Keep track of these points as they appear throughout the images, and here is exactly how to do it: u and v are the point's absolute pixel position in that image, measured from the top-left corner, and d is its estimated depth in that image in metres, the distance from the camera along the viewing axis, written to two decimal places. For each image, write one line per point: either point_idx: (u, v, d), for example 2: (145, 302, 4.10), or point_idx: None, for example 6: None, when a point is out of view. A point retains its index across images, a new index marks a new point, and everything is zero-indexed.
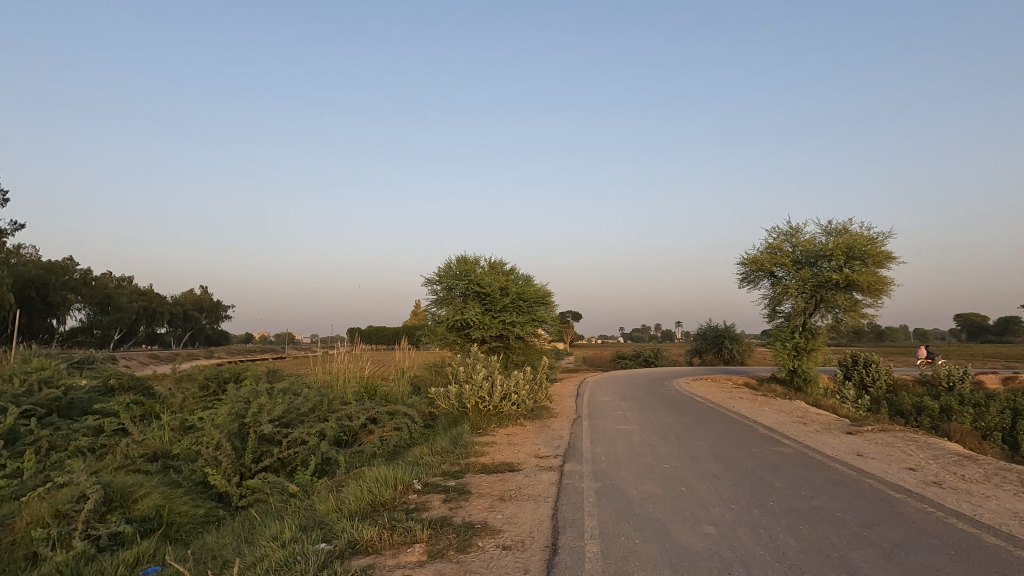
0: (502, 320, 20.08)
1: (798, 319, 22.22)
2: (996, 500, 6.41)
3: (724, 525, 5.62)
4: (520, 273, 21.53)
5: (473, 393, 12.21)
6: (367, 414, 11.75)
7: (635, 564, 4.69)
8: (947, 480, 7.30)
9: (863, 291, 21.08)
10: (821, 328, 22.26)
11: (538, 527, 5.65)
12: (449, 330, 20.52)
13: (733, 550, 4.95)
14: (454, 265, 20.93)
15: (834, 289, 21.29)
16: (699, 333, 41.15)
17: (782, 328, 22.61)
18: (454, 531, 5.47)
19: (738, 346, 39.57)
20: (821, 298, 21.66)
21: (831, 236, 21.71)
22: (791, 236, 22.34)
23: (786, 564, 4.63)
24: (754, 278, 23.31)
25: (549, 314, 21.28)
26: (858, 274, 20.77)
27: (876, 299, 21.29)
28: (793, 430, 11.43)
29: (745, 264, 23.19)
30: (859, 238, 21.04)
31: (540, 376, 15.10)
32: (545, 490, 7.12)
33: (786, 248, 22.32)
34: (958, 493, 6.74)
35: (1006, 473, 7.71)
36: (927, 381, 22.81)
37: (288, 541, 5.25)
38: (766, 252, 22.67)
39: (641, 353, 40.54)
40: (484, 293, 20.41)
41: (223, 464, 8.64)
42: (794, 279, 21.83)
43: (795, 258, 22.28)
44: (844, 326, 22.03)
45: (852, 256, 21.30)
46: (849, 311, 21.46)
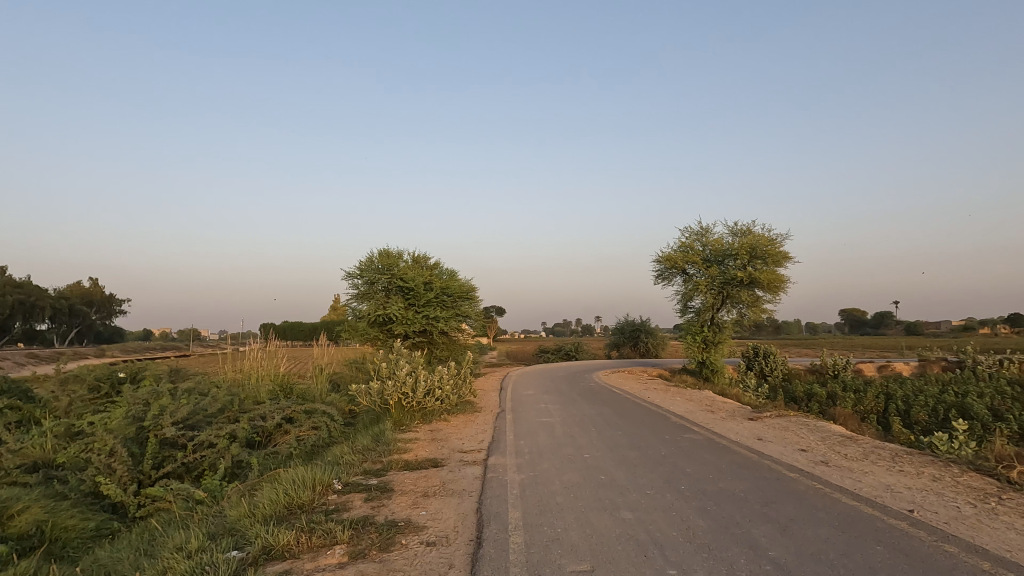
0: (425, 315, 19.87)
1: (706, 314, 23.64)
2: (872, 475, 7.21)
3: (641, 510, 5.90)
4: (444, 268, 21.36)
5: (396, 389, 12.00)
6: (283, 414, 11.17)
7: (558, 551, 4.83)
8: (833, 459, 8.11)
9: (764, 288, 22.75)
10: (726, 322, 23.83)
11: (462, 522, 5.66)
12: (370, 326, 19.94)
13: (649, 533, 5.21)
14: (376, 258, 20.42)
15: (738, 286, 22.90)
16: (617, 327, 42.80)
17: (693, 323, 24.01)
18: (376, 531, 5.33)
19: (653, 339, 41.61)
20: (727, 294, 23.22)
21: (737, 236, 23.23)
22: (701, 236, 23.71)
23: (696, 543, 4.95)
24: (668, 275, 24.49)
25: (473, 309, 21.21)
26: (760, 273, 22.41)
27: (775, 296, 23.07)
28: (702, 417, 12.21)
29: (659, 262, 24.34)
30: (761, 239, 22.65)
31: (465, 370, 15.10)
32: (469, 485, 7.13)
33: (697, 247, 23.66)
34: (842, 470, 7.51)
35: (881, 451, 8.66)
36: (816, 369, 25.15)
37: (194, 551, 4.89)
38: (679, 250, 23.91)
39: (562, 348, 41.61)
40: (407, 288, 20.11)
41: (118, 472, 7.92)
42: (704, 276, 23.23)
43: (705, 257, 23.65)
44: (747, 320, 23.71)
45: (755, 256, 22.91)
46: (752, 307, 23.09)
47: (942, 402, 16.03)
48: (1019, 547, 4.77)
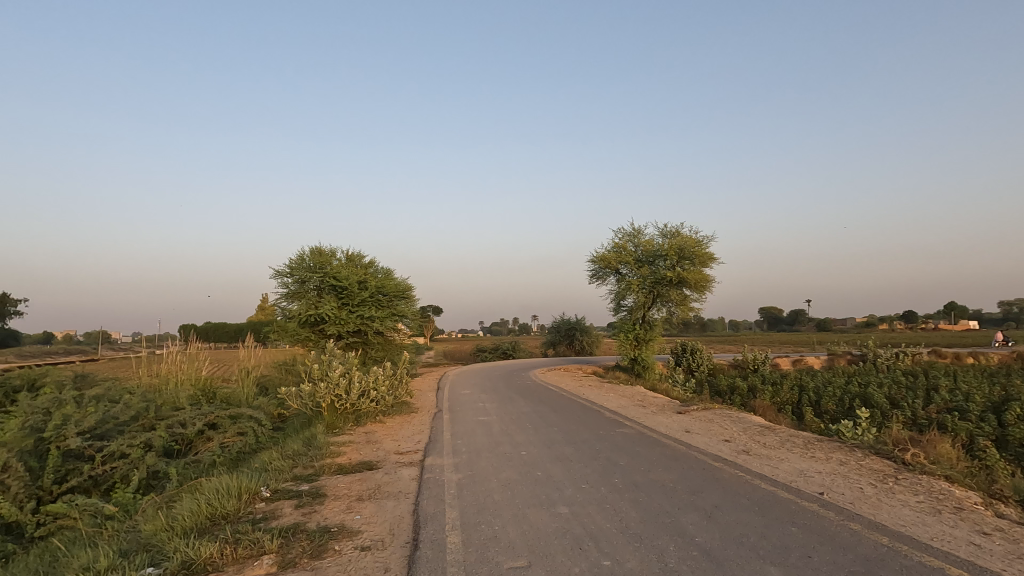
0: (359, 314, 19.36)
1: (638, 312, 24.47)
2: (788, 461, 7.72)
3: (576, 504, 6.03)
4: (379, 266, 20.90)
5: (328, 391, 11.61)
6: (205, 419, 10.55)
7: (496, 549, 4.84)
8: (753, 448, 8.62)
9: (692, 287, 23.84)
10: (657, 320, 24.77)
11: (398, 524, 5.56)
12: (301, 326, 19.17)
13: (584, 526, 5.34)
14: (307, 256, 19.70)
15: (667, 285, 23.87)
16: (553, 326, 43.51)
17: (626, 321, 24.79)
18: (307, 539, 5.14)
19: (588, 337, 42.61)
20: (658, 293, 24.14)
21: (667, 237, 24.20)
22: (633, 237, 24.52)
23: (629, 533, 5.12)
24: (602, 275, 25.15)
25: (409, 308, 20.85)
26: (688, 273, 23.45)
27: (701, 295, 24.23)
28: (634, 412, 12.64)
29: (594, 262, 24.94)
30: (689, 241, 23.73)
31: (401, 370, 14.84)
32: (406, 486, 7.02)
33: (630, 247, 24.45)
34: (761, 457, 8.00)
35: (796, 439, 9.29)
36: (738, 364, 26.65)
37: (103, 571, 4.53)
38: (613, 251, 24.61)
39: (500, 347, 41.80)
40: (341, 287, 19.53)
41: (13, 489, 7.20)
42: (636, 276, 24.04)
43: (637, 257, 24.47)
44: (676, 318, 24.75)
45: (683, 256, 23.95)
46: (681, 305, 24.13)
47: (848, 392, 17.43)
48: (912, 522, 5.27)
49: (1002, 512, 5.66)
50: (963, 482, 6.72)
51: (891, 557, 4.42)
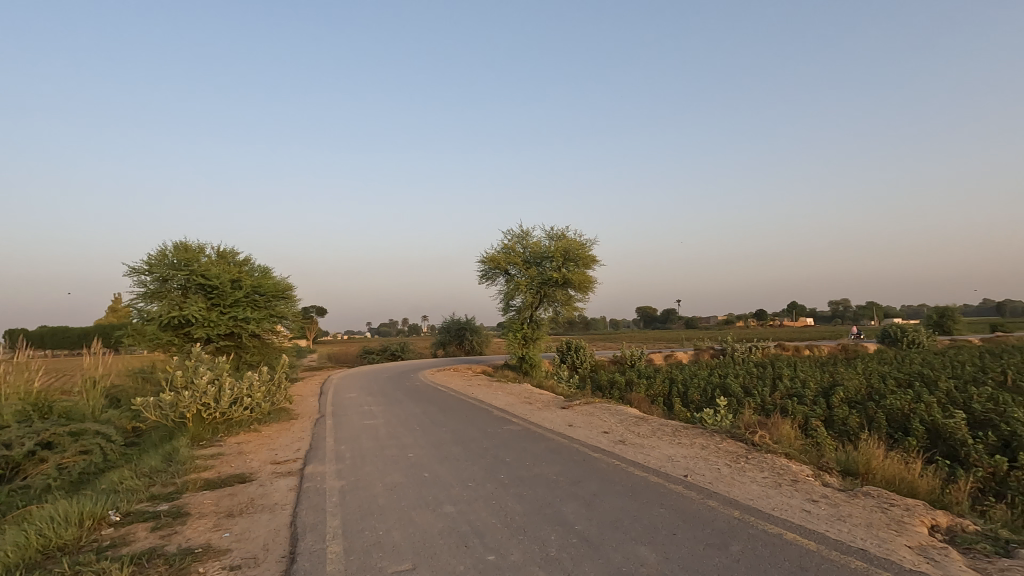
0: (232, 316, 17.87)
1: (526, 312, 25.13)
2: (658, 448, 8.39)
3: (462, 502, 6.07)
4: (255, 265, 19.48)
5: (194, 401, 10.56)
6: (37, 438, 9.12)
7: (379, 554, 4.73)
8: (629, 438, 9.24)
9: (576, 288, 24.96)
10: (544, 319, 25.60)
11: (272, 539, 5.22)
12: (162, 329, 17.29)
13: (469, 524, 5.39)
14: (170, 253, 17.91)
15: (553, 286, 24.78)
16: (443, 326, 43.30)
17: (514, 320, 25.33)
18: (165, 564, 4.66)
19: (477, 337, 42.97)
20: (544, 293, 24.97)
21: (553, 240, 25.12)
22: (522, 238, 25.16)
23: (513, 527, 5.26)
24: (492, 275, 25.50)
25: (290, 309, 19.51)
26: (572, 274, 24.53)
27: (584, 295, 25.45)
28: (521, 409, 12.98)
29: (484, 262, 25.20)
30: (573, 243, 24.83)
31: (279, 375, 13.92)
32: (283, 498, 6.62)
33: (518, 248, 25.06)
34: (635, 446, 8.60)
35: (665, 427, 10.11)
36: (617, 360, 28.40)
37: None
38: (502, 251, 25.06)
39: (388, 348, 40.75)
40: (210, 286, 17.93)
41: None
42: (524, 276, 24.69)
43: (525, 258, 25.14)
44: (561, 317, 25.78)
45: (568, 258, 25.00)
46: (566, 305, 25.17)
47: (710, 383, 19.28)
48: (758, 496, 5.97)
49: (827, 481, 6.59)
50: (798, 457, 7.74)
51: (740, 528, 4.98)
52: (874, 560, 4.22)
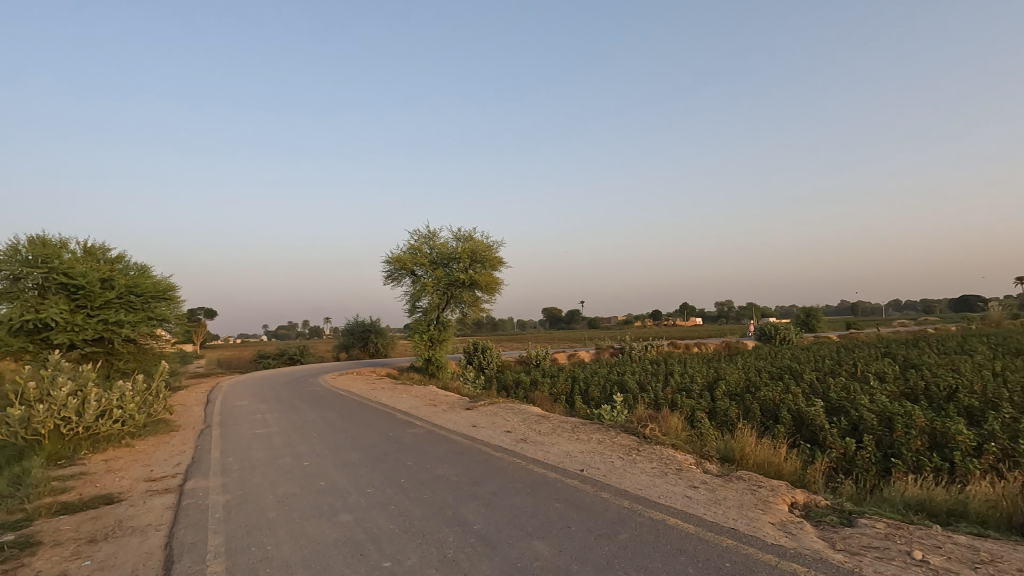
0: (102, 319, 16.05)
1: (433, 313, 24.87)
2: (558, 445, 8.67)
3: (359, 510, 5.90)
4: (131, 262, 17.67)
5: (51, 415, 9.32)
6: None
7: (266, 570, 4.48)
8: (530, 436, 9.47)
9: (482, 289, 25.10)
10: (451, 321, 25.49)
11: (143, 564, 4.76)
12: (12, 335, 15.15)
13: (366, 531, 5.25)
14: (24, 248, 15.79)
15: (460, 287, 24.76)
16: (346, 328, 41.74)
17: (420, 322, 24.97)
18: None
19: (383, 339, 41.90)
20: (451, 295, 24.87)
21: (460, 241, 25.11)
22: (429, 239, 24.90)
23: (411, 531, 5.20)
24: (397, 276, 24.98)
25: (172, 312, 17.87)
26: (479, 275, 24.65)
27: (491, 296, 25.65)
28: (425, 412, 12.85)
29: (389, 262, 24.62)
30: (480, 245, 24.97)
31: (158, 384, 12.70)
32: (158, 517, 6.06)
33: (425, 249, 24.77)
34: (536, 444, 8.84)
35: (564, 425, 10.46)
36: (523, 360, 28.94)
37: None
38: (408, 252, 24.64)
39: (286, 352, 38.57)
40: (75, 286, 16.01)
41: None
42: (431, 277, 24.44)
43: (432, 259, 24.90)
44: (468, 319, 25.81)
45: (475, 260, 25.09)
46: (473, 306, 25.23)
47: (609, 381, 20.22)
48: (646, 485, 6.36)
49: (706, 468, 7.16)
50: (683, 447, 8.34)
51: (629, 516, 5.28)
52: (742, 538, 4.65)
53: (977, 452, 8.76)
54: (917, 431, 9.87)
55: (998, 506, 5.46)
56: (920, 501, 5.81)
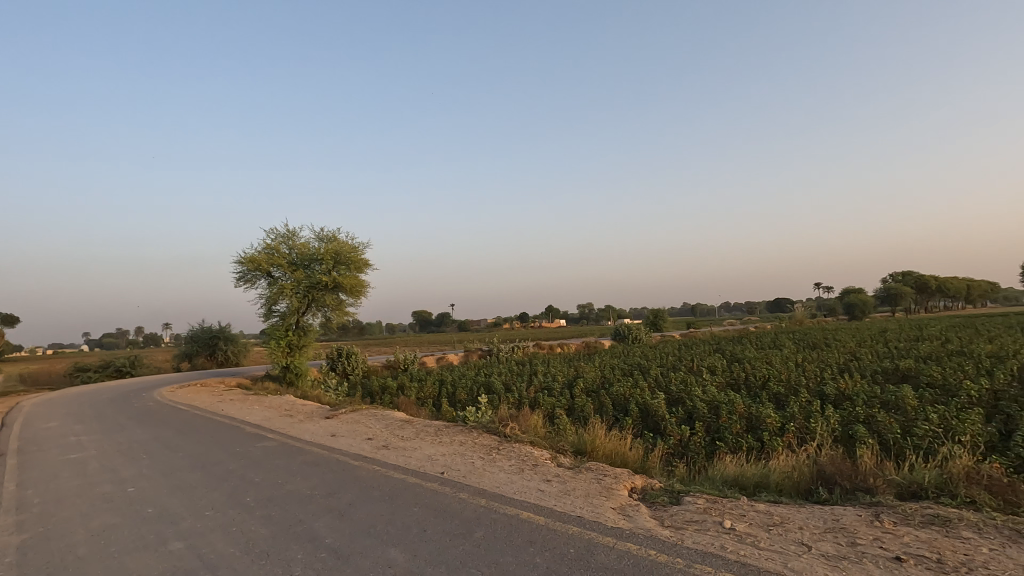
0: None
1: (292, 317, 23.27)
2: (420, 449, 8.62)
3: (195, 535, 5.37)
4: None
5: None
6: None
7: None
8: (392, 442, 9.30)
9: (347, 292, 24.04)
10: (312, 325, 24.07)
11: None
12: None
13: (201, 558, 4.79)
14: None
15: (323, 290, 23.50)
16: (190, 335, 37.51)
17: (277, 327, 23.21)
18: None
19: (234, 346, 38.36)
20: (313, 298, 23.50)
21: (323, 242, 23.85)
22: (287, 238, 23.32)
23: (254, 552, 4.84)
24: (251, 278, 23.01)
25: None
26: (343, 278, 23.60)
27: (356, 300, 24.60)
28: (279, 423, 12.01)
29: (241, 263, 22.60)
30: (345, 246, 23.94)
31: None
32: None
33: (283, 249, 23.15)
34: (397, 449, 8.70)
35: (428, 428, 10.43)
36: (390, 364, 28.26)
37: None
38: (263, 252, 22.83)
39: (113, 363, 33.65)
40: None
41: None
42: (290, 279, 22.89)
43: (291, 260, 23.34)
44: (331, 323, 24.56)
45: (339, 261, 23.98)
46: (336, 310, 24.07)
47: (476, 382, 20.53)
48: (504, 482, 6.58)
49: (560, 462, 7.59)
50: (541, 444, 8.75)
51: (485, 514, 5.42)
52: (586, 524, 5.02)
53: (781, 431, 10.33)
54: (737, 416, 11.36)
55: (790, 476, 6.49)
56: (734, 477, 6.71)
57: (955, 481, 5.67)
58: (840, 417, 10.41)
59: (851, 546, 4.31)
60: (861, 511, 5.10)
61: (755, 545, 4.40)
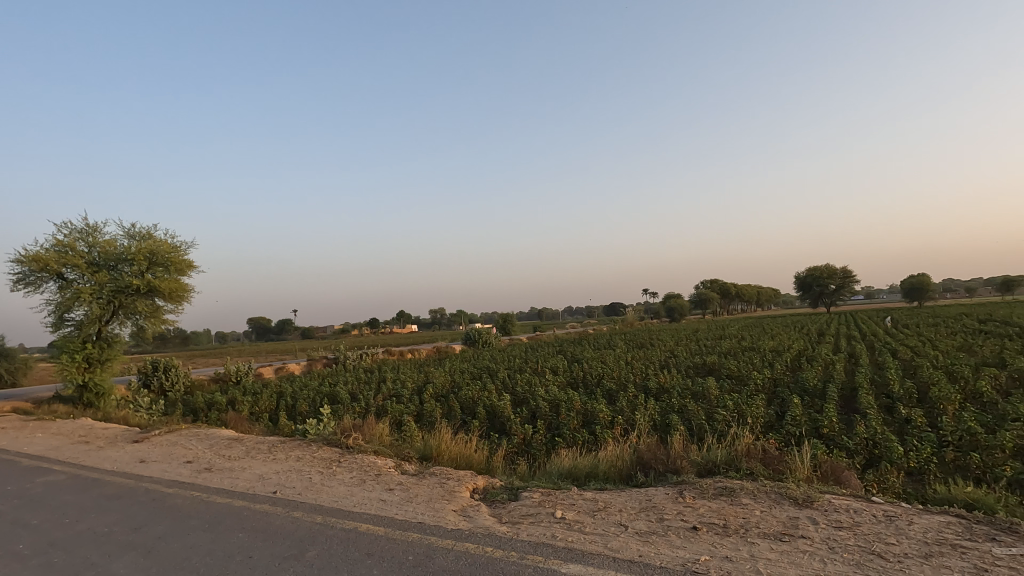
0: None
1: (91, 327, 19.69)
2: (249, 469, 7.90)
3: None
4: None
5: None
6: None
7: None
8: (216, 463, 8.39)
9: (165, 298, 21.06)
10: (119, 336, 20.75)
11: None
12: None
13: None
14: None
15: (133, 294, 20.37)
16: None
17: (70, 339, 19.49)
18: None
19: (9, 363, 31.54)
20: (119, 304, 20.24)
21: (134, 239, 20.70)
22: (86, 234, 19.85)
23: None
24: (34, 281, 19.16)
25: None
26: (160, 281, 20.69)
27: (177, 306, 21.66)
28: (69, 452, 10.15)
29: (20, 262, 18.70)
30: (163, 245, 21.01)
31: None
32: None
33: (79, 247, 19.66)
34: (222, 471, 7.88)
35: (261, 445, 9.61)
36: (220, 378, 25.43)
37: None
38: (52, 250, 19.14)
39: None
40: None
41: None
42: (88, 282, 19.48)
43: (91, 260, 19.91)
44: (144, 333, 21.39)
45: (155, 262, 20.98)
46: (151, 318, 20.95)
47: (319, 393, 19.39)
48: (343, 496, 6.31)
49: (404, 469, 7.51)
50: (385, 452, 8.56)
51: (320, 532, 5.16)
52: (426, 529, 5.03)
53: (611, 424, 11.34)
54: (574, 412, 12.22)
55: (614, 464, 7.17)
56: (567, 469, 7.21)
57: (740, 456, 6.74)
58: (659, 408, 11.73)
59: (659, 521, 4.89)
60: (669, 490, 5.82)
61: (582, 530, 4.78)
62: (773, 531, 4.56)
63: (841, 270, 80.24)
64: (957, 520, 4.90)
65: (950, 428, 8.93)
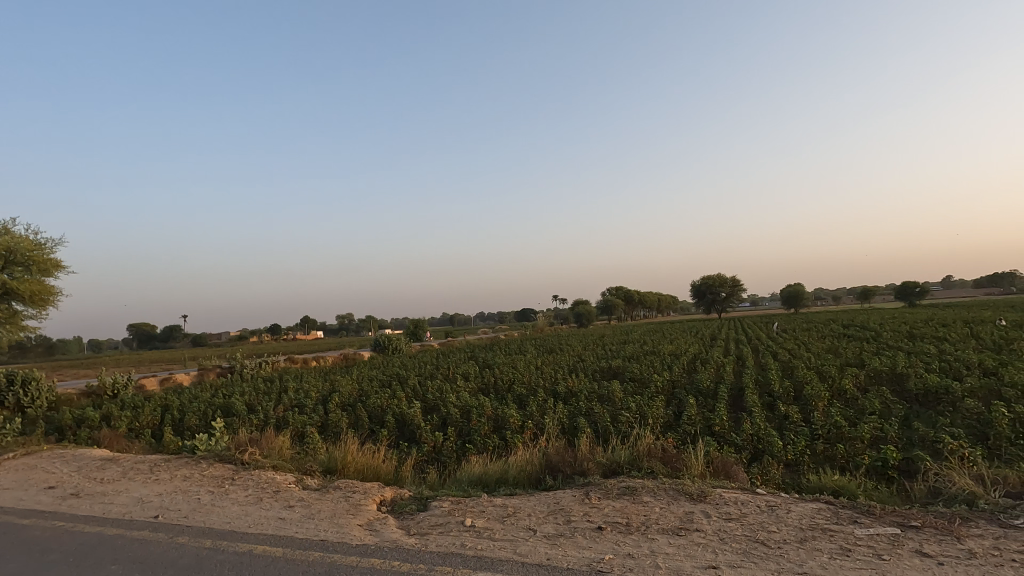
0: None
1: None
2: (126, 492, 7.12)
3: None
4: None
5: None
6: None
7: None
8: (85, 488, 7.47)
9: (25, 301, 18.56)
10: None
11: None
12: None
13: None
14: None
15: None
16: None
17: None
18: None
19: None
20: None
21: None
22: None
23: None
24: None
25: None
26: (19, 282, 18.19)
27: (40, 311, 19.16)
28: None
29: None
30: (23, 242, 18.51)
31: None
32: None
33: None
34: (93, 496, 7.03)
35: (140, 465, 8.68)
36: (92, 391, 22.78)
37: None
38: None
39: None
40: None
41: None
42: None
43: None
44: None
45: (12, 261, 18.41)
46: (6, 324, 18.36)
47: (211, 405, 17.93)
48: (236, 516, 5.87)
49: (305, 484, 7.12)
50: (284, 467, 8.07)
51: (209, 557, 4.76)
52: (329, 547, 4.79)
53: (521, 429, 11.47)
54: (485, 418, 12.24)
55: (524, 469, 7.25)
56: (477, 476, 7.19)
57: (641, 456, 7.08)
58: (567, 412, 12.05)
59: (566, 523, 5.00)
60: (576, 492, 5.98)
61: (492, 537, 4.78)
62: (671, 526, 4.81)
63: (730, 280, 87.26)
64: (826, 506, 5.46)
65: (821, 423, 9.95)
